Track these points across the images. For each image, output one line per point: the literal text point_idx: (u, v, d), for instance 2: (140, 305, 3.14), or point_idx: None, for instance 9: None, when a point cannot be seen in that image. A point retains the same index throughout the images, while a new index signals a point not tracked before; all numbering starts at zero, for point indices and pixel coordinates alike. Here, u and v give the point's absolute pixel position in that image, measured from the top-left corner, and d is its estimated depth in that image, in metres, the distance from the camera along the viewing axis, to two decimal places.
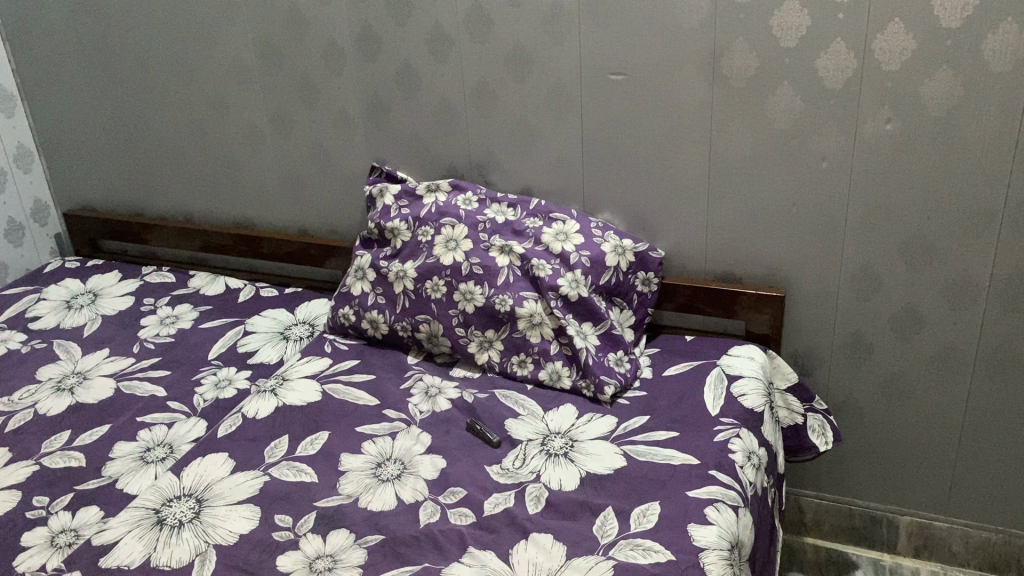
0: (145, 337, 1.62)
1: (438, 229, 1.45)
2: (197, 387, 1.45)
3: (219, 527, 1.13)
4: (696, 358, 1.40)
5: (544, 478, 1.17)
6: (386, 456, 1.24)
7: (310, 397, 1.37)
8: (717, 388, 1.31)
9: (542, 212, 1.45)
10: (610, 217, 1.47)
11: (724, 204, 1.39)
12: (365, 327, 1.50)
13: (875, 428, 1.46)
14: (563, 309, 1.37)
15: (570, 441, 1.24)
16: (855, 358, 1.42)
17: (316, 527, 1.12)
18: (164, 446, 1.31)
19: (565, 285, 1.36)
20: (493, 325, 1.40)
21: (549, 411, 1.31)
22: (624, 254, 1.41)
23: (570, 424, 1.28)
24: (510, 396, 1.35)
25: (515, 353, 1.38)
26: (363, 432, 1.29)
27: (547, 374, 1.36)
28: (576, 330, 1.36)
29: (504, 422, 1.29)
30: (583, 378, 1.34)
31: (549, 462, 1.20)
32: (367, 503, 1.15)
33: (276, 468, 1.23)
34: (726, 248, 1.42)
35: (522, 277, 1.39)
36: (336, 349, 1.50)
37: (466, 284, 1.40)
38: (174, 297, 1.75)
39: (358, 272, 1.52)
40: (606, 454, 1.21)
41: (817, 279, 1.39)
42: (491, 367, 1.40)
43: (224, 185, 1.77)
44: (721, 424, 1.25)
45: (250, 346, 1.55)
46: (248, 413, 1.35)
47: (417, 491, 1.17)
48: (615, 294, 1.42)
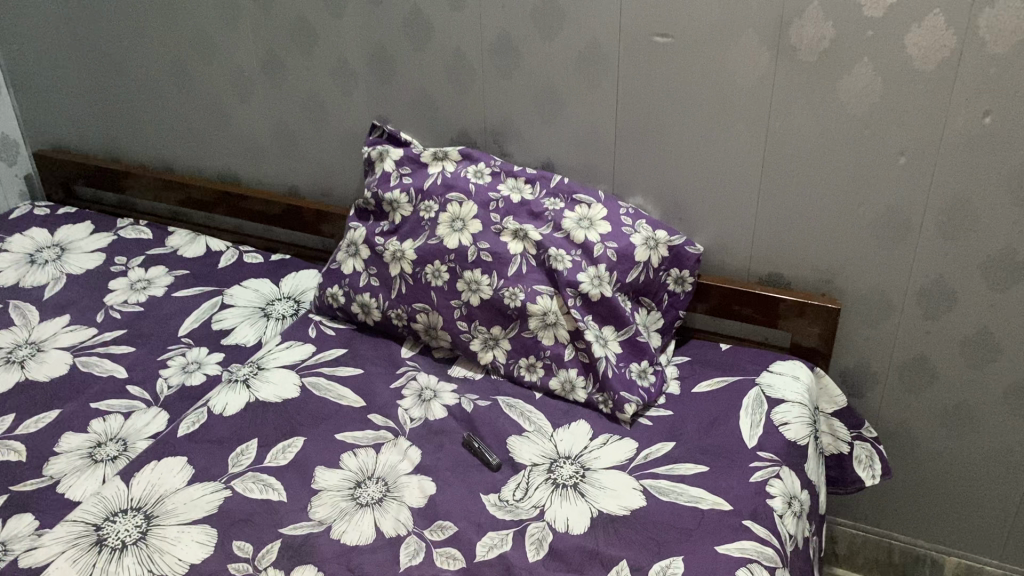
0: (111, 304, 1.44)
1: (442, 206, 1.26)
2: (161, 370, 1.28)
3: (167, 554, 0.97)
4: (731, 374, 1.21)
5: (549, 517, 1.01)
6: (367, 473, 1.08)
7: (288, 394, 1.20)
8: (754, 415, 1.14)
9: (564, 192, 1.26)
10: (642, 202, 1.28)
11: (777, 197, 1.18)
12: (355, 311, 1.32)
13: (930, 459, 1.28)
14: (583, 310, 1.18)
15: (581, 470, 1.07)
16: (914, 382, 1.24)
17: (279, 561, 0.96)
18: (117, 442, 1.15)
19: (585, 282, 1.17)
20: (501, 321, 1.22)
21: (559, 429, 1.13)
22: (656, 248, 1.22)
23: (582, 447, 1.11)
24: (516, 406, 1.17)
25: (523, 355, 1.21)
26: (344, 441, 1.13)
27: (559, 383, 1.18)
28: (594, 335, 1.17)
29: (506, 439, 1.12)
30: (599, 392, 1.16)
31: (555, 495, 1.03)
32: (341, 534, 0.99)
33: (239, 481, 1.06)
34: (775, 248, 1.23)
35: (536, 268, 1.20)
36: (322, 334, 1.32)
37: (471, 272, 1.22)
38: (148, 257, 1.57)
39: (349, 248, 1.33)
40: (622, 490, 1.04)
41: (879, 292, 1.19)
42: (495, 368, 1.23)
43: (208, 134, 1.58)
44: (758, 460, 1.07)
45: (225, 324, 1.38)
46: (215, 408, 1.18)
47: (400, 523, 1.00)
48: (643, 293, 1.22)
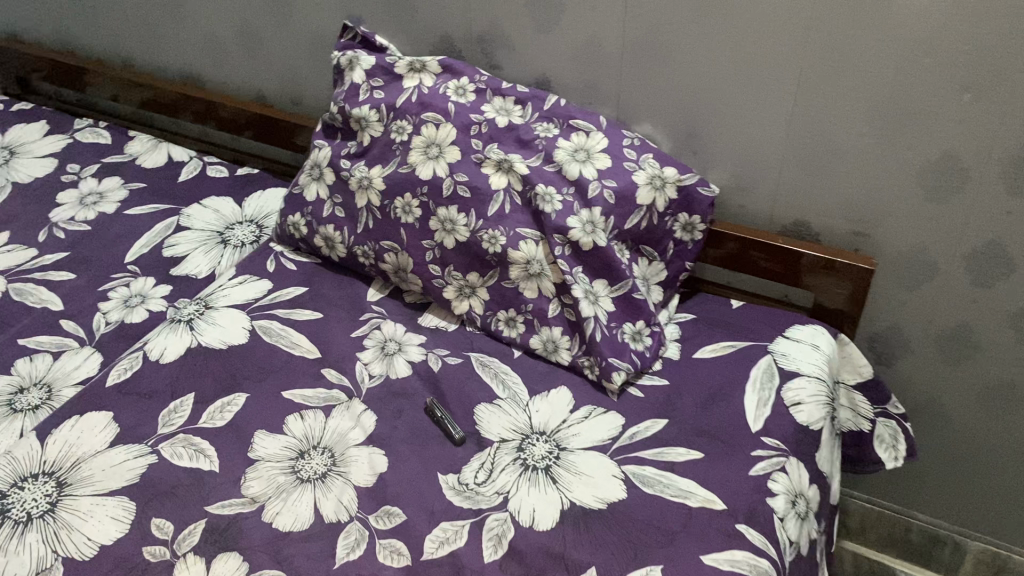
0: (56, 221, 1.30)
1: (417, 127, 1.09)
2: (100, 303, 1.14)
3: (75, 532, 0.85)
4: (741, 338, 1.05)
5: (512, 507, 0.87)
6: (312, 442, 0.95)
7: (235, 341, 1.06)
8: (763, 391, 0.98)
9: (560, 116, 1.08)
10: (651, 131, 1.09)
11: (810, 135, 0.98)
12: (318, 244, 1.17)
13: (962, 437, 1.13)
14: (572, 260, 1.02)
15: (555, 450, 0.93)
16: (953, 355, 1.07)
17: (200, 546, 0.84)
18: (41, 388, 1.02)
19: (576, 227, 1.00)
20: (478, 267, 1.06)
21: (536, 397, 0.99)
22: (662, 188, 1.04)
23: (560, 421, 0.96)
24: (490, 366, 1.03)
25: (502, 307, 1.05)
26: (291, 400, 0.99)
27: (541, 342, 1.03)
28: (582, 290, 1.01)
29: (473, 407, 0.97)
30: (584, 354, 1.01)
31: (523, 480, 0.90)
32: (273, 516, 0.87)
33: (167, 445, 0.94)
34: (803, 193, 1.04)
35: (521, 207, 1.04)
36: (281, 269, 1.18)
37: (446, 209, 1.05)
38: (103, 165, 1.41)
39: (313, 170, 1.17)
40: (600, 479, 0.90)
41: (922, 252, 1.01)
42: (471, 319, 1.08)
43: (166, 28, 1.39)
44: (762, 449, 0.92)
45: (176, 251, 1.23)
46: (151, 354, 1.05)
47: (342, 507, 0.88)
48: (644, 241, 1.05)
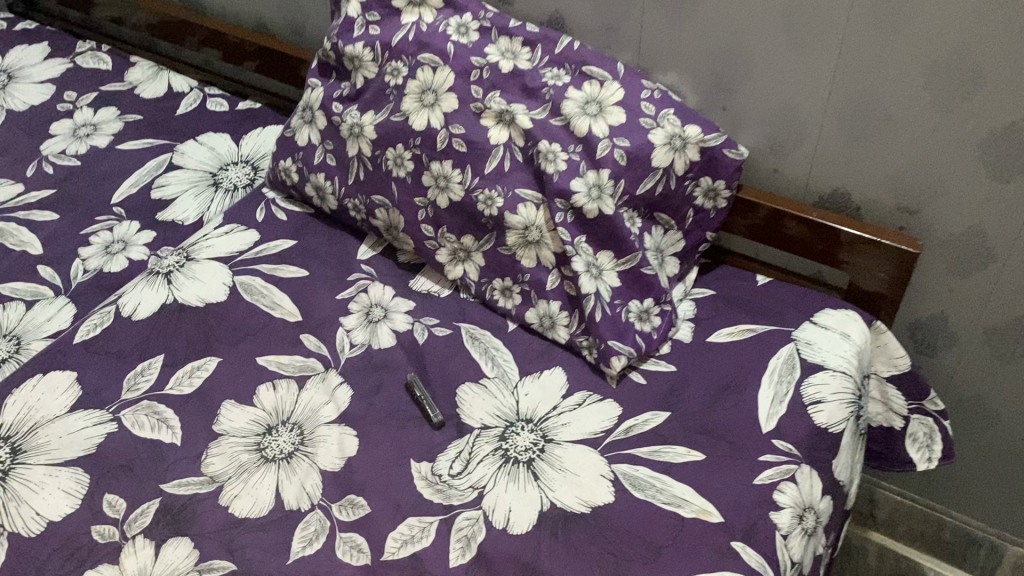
0: (46, 155, 1.23)
1: (412, 70, 0.98)
2: (80, 249, 1.08)
3: (23, 506, 0.81)
4: (762, 321, 0.94)
5: (486, 505, 0.80)
6: (281, 416, 0.88)
7: (213, 299, 0.99)
8: (779, 386, 0.88)
9: (571, 61, 0.96)
10: (675, 82, 0.97)
11: (855, 94, 0.85)
12: (309, 193, 1.08)
13: (1006, 437, 1.02)
14: (575, 228, 0.91)
15: (541, 442, 0.85)
16: (1003, 350, 0.95)
17: (151, 528, 0.79)
18: (9, 341, 0.97)
19: (581, 192, 0.90)
20: (473, 230, 0.96)
21: (527, 379, 0.90)
22: (682, 150, 0.91)
23: (550, 408, 0.88)
24: (481, 341, 0.94)
25: (497, 275, 0.96)
26: (265, 368, 0.92)
27: (537, 316, 0.94)
28: (583, 262, 0.91)
29: (457, 387, 0.89)
30: (583, 334, 0.91)
31: (501, 474, 0.82)
32: (231, 500, 0.81)
33: (129, 413, 0.88)
34: (843, 161, 0.91)
35: (522, 165, 0.93)
36: (271, 218, 1.10)
37: (440, 164, 0.95)
38: (101, 94, 1.34)
39: (305, 112, 1.07)
40: (586, 478, 0.81)
41: (977, 234, 0.88)
42: (465, 286, 0.99)
43: None
44: (771, 454, 0.82)
45: (165, 194, 1.16)
46: (124, 309, 0.98)
47: (304, 493, 0.81)
48: (659, 208, 0.94)
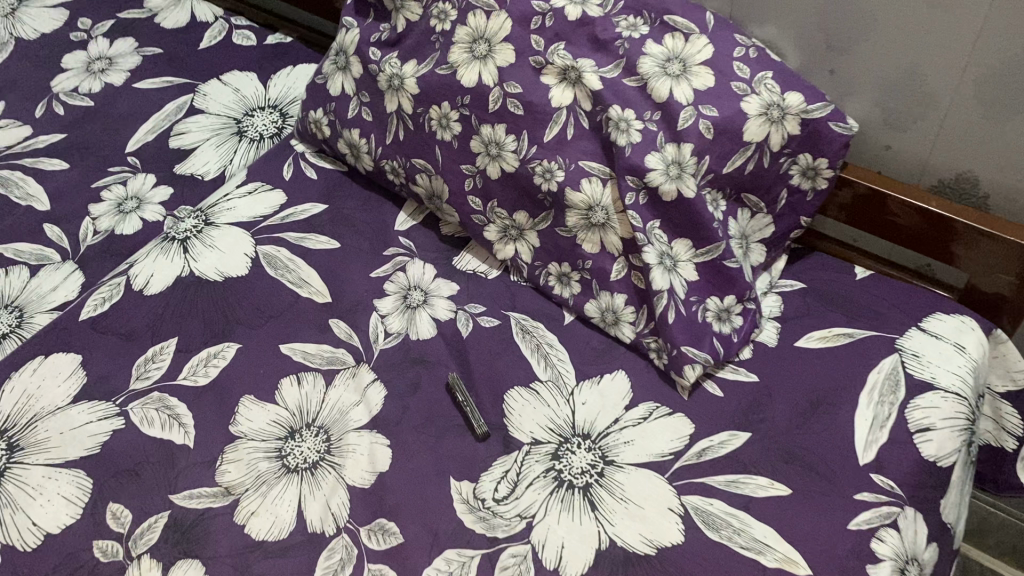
0: (58, 93, 1.11)
1: (462, 14, 0.83)
2: (91, 206, 0.98)
3: (20, 513, 0.72)
4: (861, 325, 0.81)
5: (536, 539, 0.70)
6: (305, 418, 0.78)
7: (234, 272, 0.88)
8: (879, 408, 0.75)
9: (651, 7, 0.79)
10: (774, 36, 0.82)
11: (1000, 68, 0.69)
12: (343, 150, 0.96)
13: None
14: (648, 211, 0.78)
15: (599, 464, 0.74)
16: None
17: (159, 546, 0.71)
18: (11, 313, 0.88)
19: (656, 169, 0.76)
20: (528, 206, 0.83)
21: (585, 384, 0.79)
22: (780, 122, 0.77)
23: (611, 422, 0.76)
24: (533, 335, 0.82)
25: (554, 259, 0.84)
26: (289, 358, 0.82)
27: (598, 310, 0.82)
28: (656, 252, 0.77)
29: (504, 392, 0.78)
30: (651, 334, 0.79)
31: (554, 502, 0.71)
32: (247, 518, 0.72)
33: (137, 406, 0.79)
34: (973, 142, 0.76)
35: (589, 133, 0.79)
36: (300, 177, 0.98)
37: (492, 128, 0.82)
38: (118, 22, 1.20)
39: (339, 57, 0.94)
40: (651, 511, 0.71)
41: None
42: (517, 268, 0.87)
43: None
44: (869, 493, 0.71)
45: (184, 143, 1.04)
46: (135, 281, 0.88)
47: (329, 514, 0.72)
48: (747, 189, 0.80)
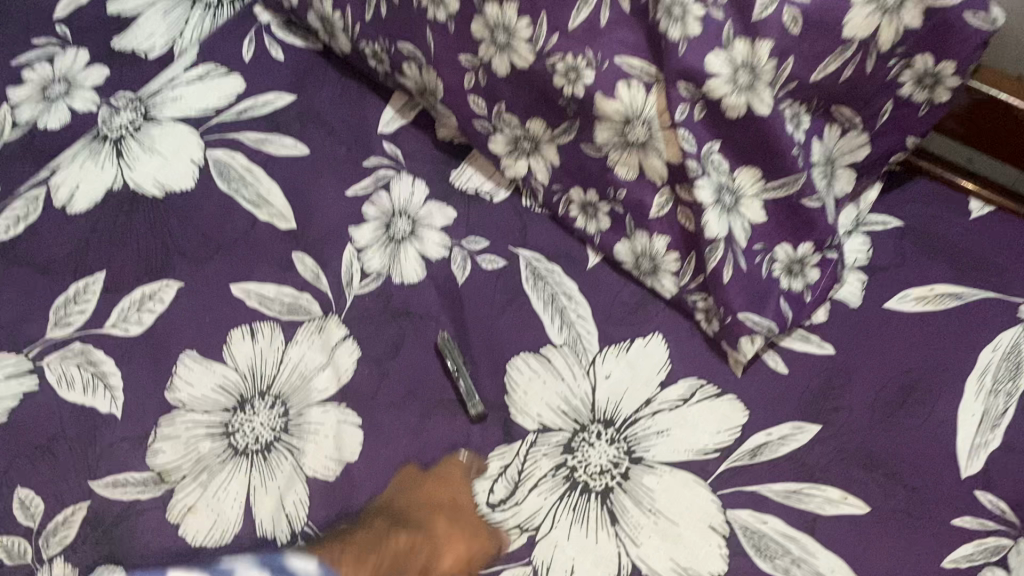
0: None
1: None
2: (9, 89, 0.77)
3: None
4: (974, 283, 0.62)
5: (539, 559, 0.56)
6: (257, 385, 0.62)
7: (178, 186, 0.71)
8: (992, 401, 0.58)
9: None
10: None
11: None
12: (315, 24, 0.75)
13: None
14: (705, 129, 0.58)
15: (624, 462, 0.58)
16: None
17: (77, 548, 0.58)
18: None
19: (720, 75, 0.55)
20: (545, 113, 0.63)
21: (610, 352, 0.62)
22: (897, 11, 0.53)
23: (641, 406, 0.60)
24: (547, 283, 0.65)
25: (578, 183, 0.65)
26: (241, 304, 0.66)
27: (631, 254, 0.64)
28: (711, 187, 0.58)
29: (507, 361, 0.63)
30: (699, 291, 0.62)
31: (564, 511, 0.57)
32: (184, 514, 0.59)
33: (55, 362, 0.64)
34: None
35: (630, 18, 0.57)
36: (262, 58, 0.77)
37: (500, 7, 0.59)
38: None
39: None
40: (686, 531, 0.56)
41: None
42: (531, 190, 0.68)
43: None
44: (973, 518, 0.55)
45: (125, 8, 0.82)
46: (55, 194, 0.70)
47: (282, 513, 0.59)
48: (840, 102, 0.59)
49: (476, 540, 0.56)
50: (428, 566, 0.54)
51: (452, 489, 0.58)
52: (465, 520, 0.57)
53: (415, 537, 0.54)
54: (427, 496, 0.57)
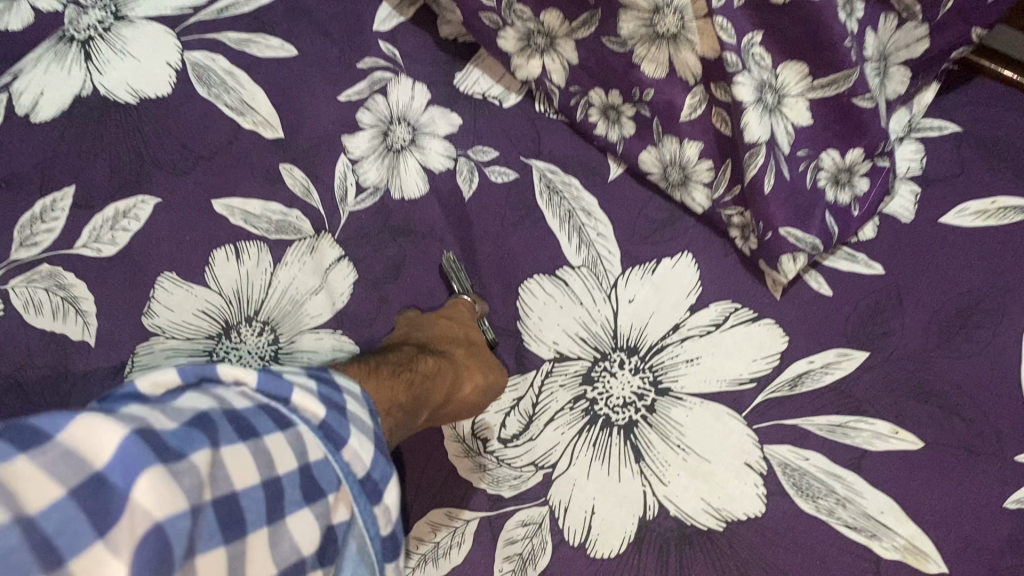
0: None
1: None
2: None
3: None
4: None
5: (555, 499, 0.52)
6: (244, 310, 0.57)
7: (155, 92, 0.62)
8: None
9: None
10: None
11: None
12: None
13: None
14: (745, 16, 0.46)
15: (649, 394, 0.53)
16: None
17: None
18: None
19: None
20: (561, 4, 0.52)
21: (632, 273, 0.56)
22: None
23: (668, 332, 0.55)
24: (563, 198, 0.59)
25: (598, 84, 0.56)
26: (224, 221, 0.59)
27: (659, 164, 0.56)
28: (752, 84, 0.47)
29: (519, 284, 0.58)
30: (734, 206, 0.53)
31: (583, 446, 0.53)
32: None
33: (21, 285, 0.58)
34: None
35: None
36: None
37: None
38: None
39: None
40: (719, 468, 0.52)
41: None
42: (545, 95, 0.60)
43: None
44: None
45: None
46: (16, 100, 0.61)
47: None
48: None
49: (491, 370, 0.53)
50: (454, 387, 0.50)
51: (464, 325, 0.54)
52: (483, 355, 0.54)
53: (441, 361, 0.50)
54: (442, 329, 0.53)
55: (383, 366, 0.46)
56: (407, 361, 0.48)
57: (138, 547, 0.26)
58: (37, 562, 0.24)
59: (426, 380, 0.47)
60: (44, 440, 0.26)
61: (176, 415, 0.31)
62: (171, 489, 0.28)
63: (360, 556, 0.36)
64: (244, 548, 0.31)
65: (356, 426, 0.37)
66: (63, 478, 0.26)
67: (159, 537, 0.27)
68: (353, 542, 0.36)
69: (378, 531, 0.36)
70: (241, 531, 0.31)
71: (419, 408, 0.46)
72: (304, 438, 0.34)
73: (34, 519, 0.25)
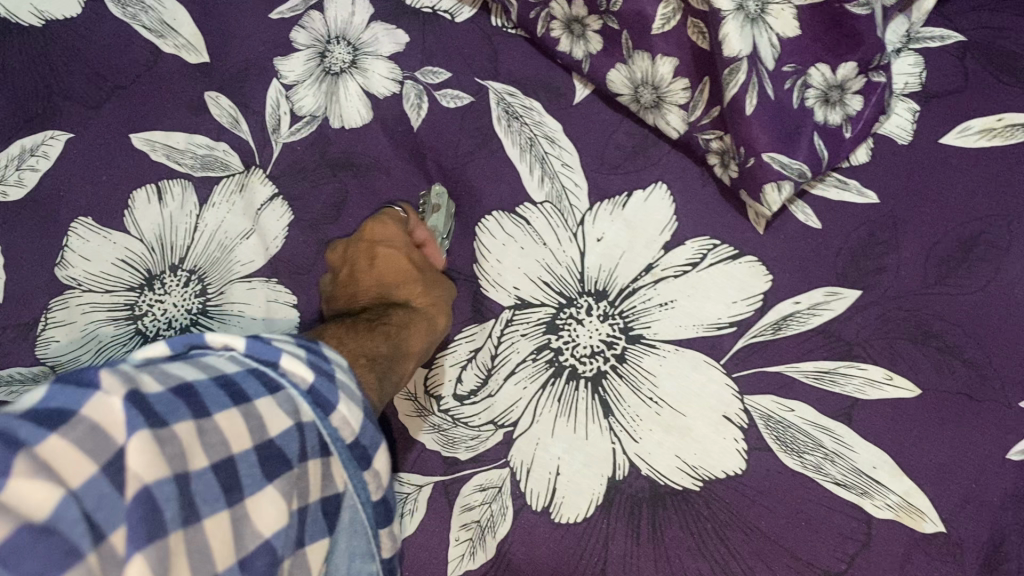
0: None
1: None
2: None
3: None
4: None
5: (516, 461, 0.48)
6: (168, 259, 0.51)
7: (63, 14, 0.55)
8: None
9: None
10: None
11: None
12: None
13: None
14: None
15: (619, 342, 0.49)
16: None
17: None
18: None
19: None
20: None
21: (601, 208, 0.51)
22: None
23: (638, 274, 0.49)
24: (523, 124, 0.53)
25: None
26: (146, 158, 0.53)
27: (630, 83, 0.50)
28: None
29: (476, 221, 0.52)
30: (713, 130, 0.48)
31: (546, 401, 0.48)
32: None
33: None
34: None
35: None
36: None
37: None
38: None
39: None
40: (695, 423, 0.47)
41: None
42: (502, 6, 0.53)
43: None
44: None
45: None
46: None
47: None
48: None
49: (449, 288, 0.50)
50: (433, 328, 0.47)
51: (413, 248, 0.50)
52: (436, 280, 0.50)
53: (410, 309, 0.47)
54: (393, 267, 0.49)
55: (359, 323, 0.45)
56: (378, 316, 0.46)
57: (136, 515, 0.25)
58: (85, 529, 0.24)
59: (404, 329, 0.45)
60: (68, 415, 0.26)
61: (164, 381, 0.29)
62: (161, 457, 0.27)
63: (355, 527, 0.34)
64: (243, 513, 0.29)
65: (347, 391, 0.34)
66: (92, 453, 0.25)
67: (150, 501, 0.26)
68: (346, 512, 0.33)
69: (370, 497, 0.34)
70: (239, 495, 0.29)
71: (405, 360, 0.45)
72: (292, 404, 0.31)
73: (75, 495, 0.24)
